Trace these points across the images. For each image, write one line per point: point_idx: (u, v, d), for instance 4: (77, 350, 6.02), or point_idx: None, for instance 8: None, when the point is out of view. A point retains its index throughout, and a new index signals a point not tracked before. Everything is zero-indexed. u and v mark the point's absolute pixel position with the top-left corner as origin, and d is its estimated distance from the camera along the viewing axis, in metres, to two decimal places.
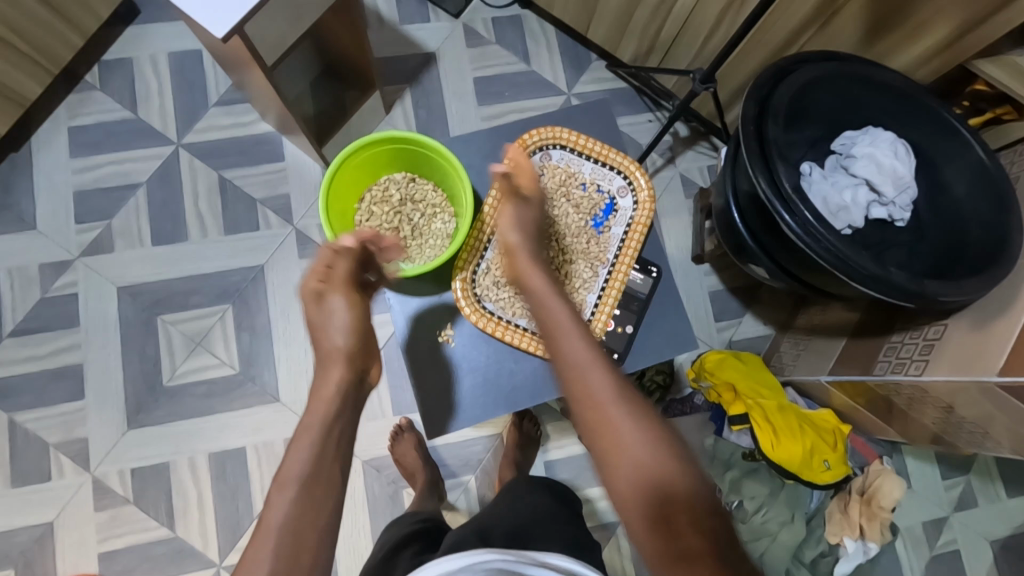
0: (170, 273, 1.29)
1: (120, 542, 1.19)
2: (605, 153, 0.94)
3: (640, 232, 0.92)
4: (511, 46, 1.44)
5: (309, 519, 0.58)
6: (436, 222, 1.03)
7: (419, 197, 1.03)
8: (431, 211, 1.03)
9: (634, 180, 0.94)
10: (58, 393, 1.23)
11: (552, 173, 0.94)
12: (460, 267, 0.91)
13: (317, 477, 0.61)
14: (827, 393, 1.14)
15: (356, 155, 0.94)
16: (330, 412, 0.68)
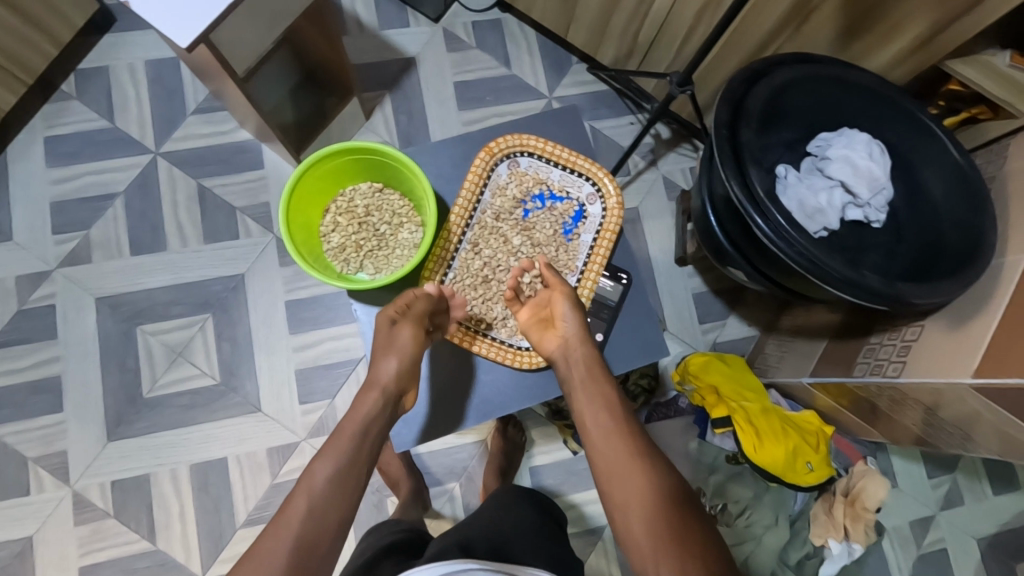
0: (149, 283, 1.28)
1: (102, 556, 1.18)
2: (573, 159, 0.93)
3: (609, 239, 0.92)
4: (491, 51, 1.44)
5: (325, 519, 0.63)
6: (403, 231, 1.03)
7: (385, 207, 1.03)
8: (397, 221, 1.03)
9: (603, 186, 0.93)
10: (37, 406, 1.22)
11: (521, 181, 0.93)
12: (426, 277, 0.91)
13: (343, 482, 0.66)
14: (810, 395, 1.14)
15: (317, 167, 0.92)
16: (364, 423, 0.74)
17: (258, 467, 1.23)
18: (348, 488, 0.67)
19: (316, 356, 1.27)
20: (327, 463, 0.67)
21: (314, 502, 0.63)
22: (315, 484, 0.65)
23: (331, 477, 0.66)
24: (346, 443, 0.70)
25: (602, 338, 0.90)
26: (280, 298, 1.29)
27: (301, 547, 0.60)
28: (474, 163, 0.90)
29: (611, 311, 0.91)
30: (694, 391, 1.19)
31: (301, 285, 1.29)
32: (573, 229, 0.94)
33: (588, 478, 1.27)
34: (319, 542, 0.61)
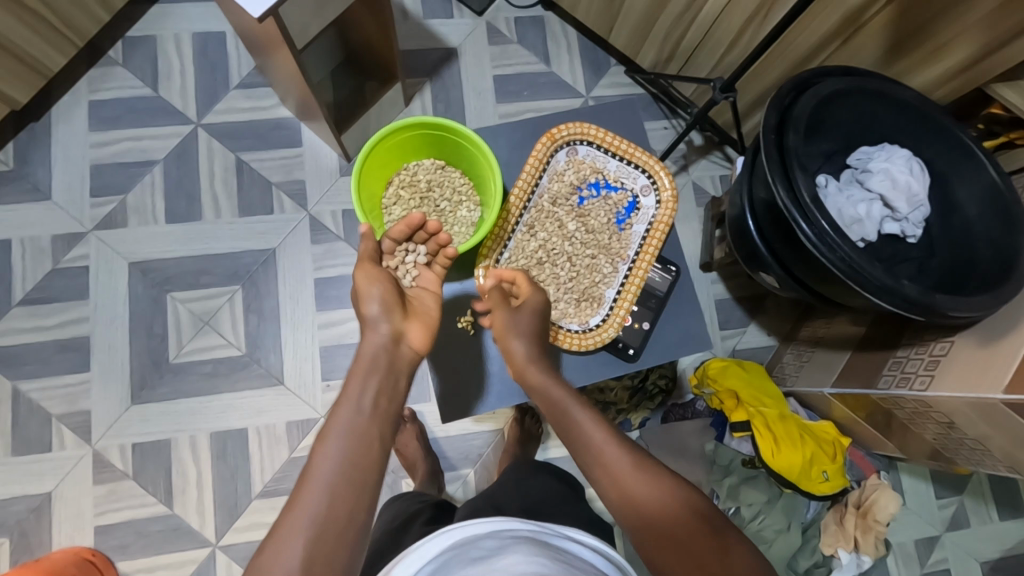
0: (181, 251, 1.29)
1: (118, 516, 1.19)
2: (631, 151, 0.95)
3: (662, 231, 0.94)
4: (532, 47, 1.46)
5: (342, 507, 0.60)
6: (461, 209, 1.04)
7: (446, 184, 1.05)
8: (457, 198, 1.05)
9: (657, 179, 0.94)
10: (63, 364, 1.23)
11: (578, 169, 0.96)
12: (483, 255, 0.93)
13: (356, 462, 0.63)
14: (828, 405, 1.15)
15: (390, 138, 0.95)
16: (379, 389, 0.71)
17: (276, 440, 1.24)
18: (366, 469, 0.63)
19: (340, 335, 1.28)
20: (340, 441, 0.64)
21: (331, 487, 0.60)
22: (324, 468, 0.61)
23: (346, 458, 0.63)
24: (360, 417, 0.67)
25: (648, 327, 0.93)
26: (308, 275, 1.30)
27: (321, 535, 0.57)
28: (535, 148, 0.91)
29: (659, 301, 0.94)
30: (713, 394, 1.22)
31: (329, 263, 1.31)
32: (625, 219, 0.96)
33: None
34: (342, 528, 0.58)
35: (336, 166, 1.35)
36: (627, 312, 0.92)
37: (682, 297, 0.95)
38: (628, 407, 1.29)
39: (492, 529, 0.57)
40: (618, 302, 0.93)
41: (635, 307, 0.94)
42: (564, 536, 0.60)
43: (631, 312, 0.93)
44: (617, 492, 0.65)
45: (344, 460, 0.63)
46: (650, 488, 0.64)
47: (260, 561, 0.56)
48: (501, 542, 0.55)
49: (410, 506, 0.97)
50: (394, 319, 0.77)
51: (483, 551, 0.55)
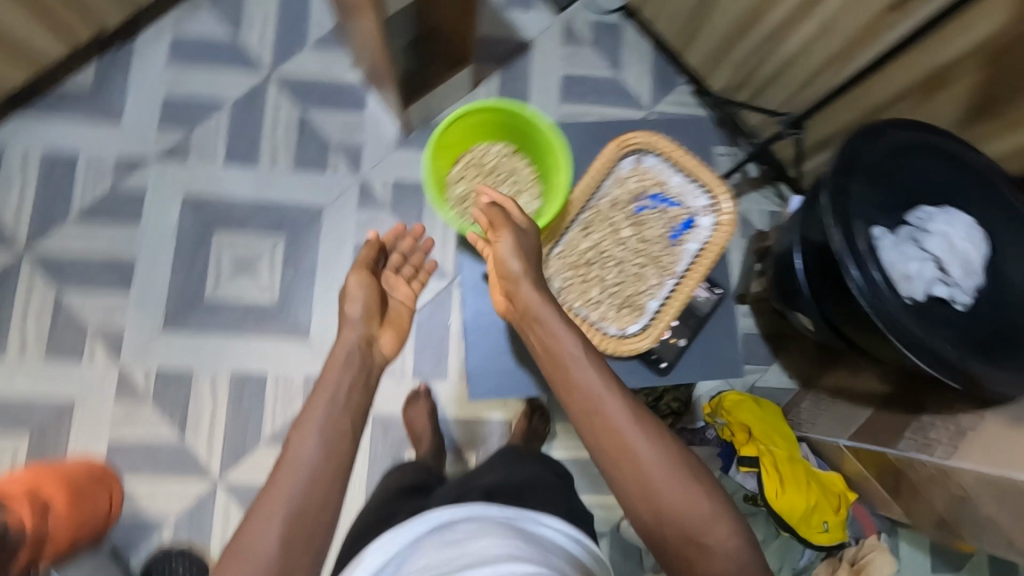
0: (234, 194, 1.33)
1: (133, 435, 1.23)
2: (698, 168, 0.93)
3: (714, 254, 0.91)
4: (604, 52, 1.46)
5: (320, 492, 0.65)
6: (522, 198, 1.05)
7: (512, 171, 1.06)
8: (519, 187, 1.05)
9: (719, 200, 0.92)
10: (106, 282, 1.28)
11: (640, 179, 0.97)
12: None
13: (333, 449, 0.68)
14: (840, 456, 1.15)
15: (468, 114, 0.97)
16: (348, 376, 0.76)
17: (292, 391, 1.27)
18: (340, 462, 0.68)
19: None
20: (320, 424, 0.70)
21: (314, 471, 0.66)
22: (303, 449, 0.67)
23: (324, 447, 0.68)
24: (335, 413, 0.71)
25: (684, 344, 0.93)
26: (349, 238, 1.33)
27: (299, 518, 0.63)
28: (603, 151, 0.93)
29: (699, 320, 0.94)
30: (724, 426, 1.20)
31: (372, 230, 1.34)
32: (679, 235, 0.95)
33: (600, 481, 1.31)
34: (317, 511, 0.64)
35: (394, 136, 1.38)
36: (665, 327, 0.91)
37: (720, 321, 0.96)
38: None
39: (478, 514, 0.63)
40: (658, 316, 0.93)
41: (675, 323, 0.93)
42: (536, 522, 0.66)
43: (670, 327, 0.93)
44: (647, 472, 0.69)
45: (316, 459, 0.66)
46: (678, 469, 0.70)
47: (239, 540, 0.61)
48: (475, 526, 0.61)
49: (412, 476, 0.99)
50: (370, 326, 0.85)
51: (457, 535, 0.60)
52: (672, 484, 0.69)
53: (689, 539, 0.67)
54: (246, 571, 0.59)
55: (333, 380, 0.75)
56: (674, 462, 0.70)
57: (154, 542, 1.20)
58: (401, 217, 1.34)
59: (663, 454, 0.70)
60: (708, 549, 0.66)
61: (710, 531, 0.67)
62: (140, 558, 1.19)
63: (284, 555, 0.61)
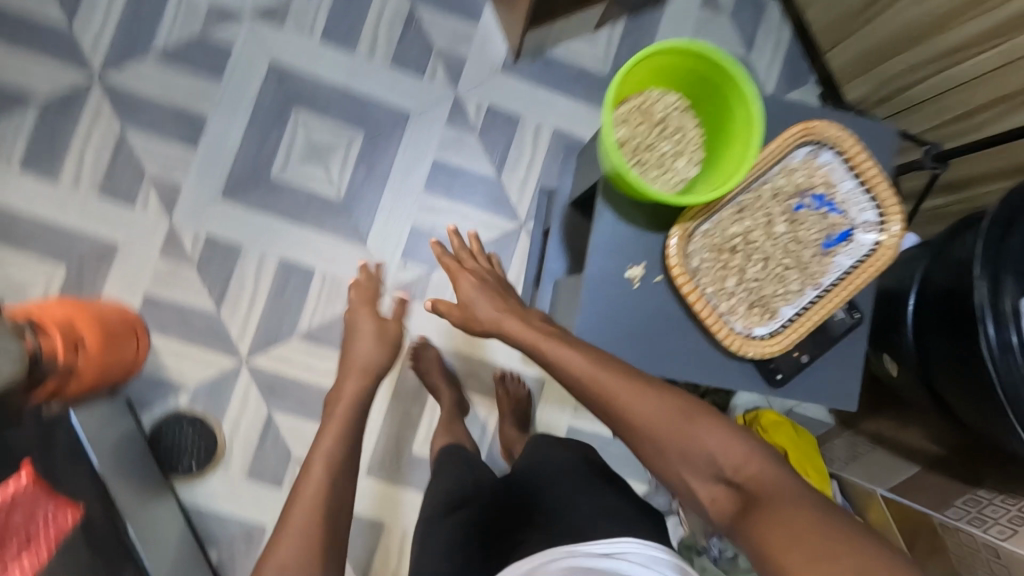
0: (322, 75, 1.25)
1: (169, 295, 1.20)
2: (878, 180, 0.80)
3: (870, 275, 0.80)
4: (741, 26, 1.35)
5: (336, 505, 0.74)
6: (681, 162, 0.86)
7: (678, 129, 0.86)
8: (680, 149, 0.86)
9: (889, 220, 0.80)
10: (174, 132, 1.21)
11: (809, 175, 0.83)
12: (685, 217, 0.81)
13: (337, 465, 0.77)
14: (867, 503, 1.10)
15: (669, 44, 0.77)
16: (344, 404, 0.88)
17: (336, 293, 1.23)
18: (346, 476, 0.77)
19: (435, 224, 1.26)
20: (325, 452, 0.79)
21: (324, 485, 0.74)
22: (315, 471, 0.76)
23: (330, 466, 0.76)
24: (331, 436, 0.81)
25: (807, 360, 0.84)
26: (429, 153, 1.26)
27: (321, 526, 0.70)
28: (784, 132, 0.80)
29: (829, 339, 0.85)
30: None
31: (455, 151, 1.26)
32: (833, 245, 0.83)
33: (615, 461, 1.30)
34: (337, 521, 0.72)
35: (501, 58, 1.28)
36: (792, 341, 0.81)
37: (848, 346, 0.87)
38: None
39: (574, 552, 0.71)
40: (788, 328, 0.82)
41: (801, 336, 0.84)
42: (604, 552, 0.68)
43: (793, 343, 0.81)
44: (653, 426, 0.71)
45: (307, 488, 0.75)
46: (680, 423, 0.71)
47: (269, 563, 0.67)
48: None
49: None
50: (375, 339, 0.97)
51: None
52: (675, 431, 0.70)
53: (717, 478, 0.68)
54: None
55: (333, 419, 0.85)
56: (672, 414, 0.71)
57: (169, 405, 1.19)
58: (487, 145, 1.27)
59: (655, 406, 0.71)
60: (744, 483, 0.67)
61: (731, 463, 0.68)
62: (153, 416, 1.19)
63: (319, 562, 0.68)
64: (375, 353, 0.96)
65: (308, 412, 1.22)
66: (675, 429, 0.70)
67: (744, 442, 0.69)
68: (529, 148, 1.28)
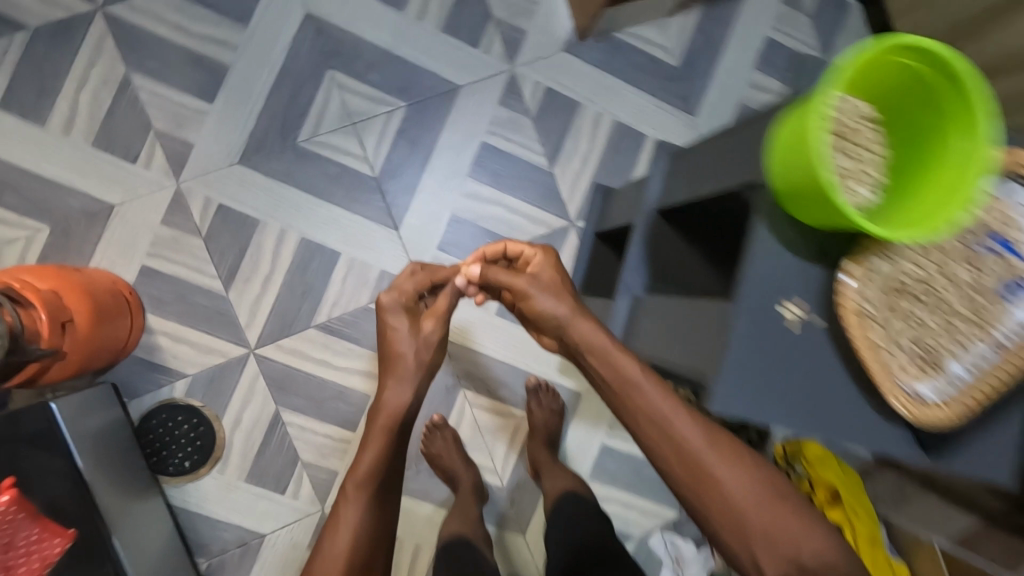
0: (365, 33, 1.09)
1: (169, 269, 1.04)
2: None
3: None
4: (820, 30, 1.24)
5: (369, 536, 0.68)
6: (857, 184, 0.51)
7: (853, 150, 0.52)
8: (857, 166, 0.51)
9: None
10: (187, 82, 1.05)
11: (988, 215, 0.52)
12: (858, 255, 0.53)
13: (376, 497, 0.71)
14: (918, 550, 1.07)
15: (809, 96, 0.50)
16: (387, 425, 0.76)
17: (362, 282, 1.09)
18: (381, 501, 0.71)
19: (479, 214, 1.13)
20: (355, 502, 0.69)
21: (358, 532, 0.68)
22: (353, 512, 0.69)
23: (365, 497, 0.70)
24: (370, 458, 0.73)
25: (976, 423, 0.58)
26: (479, 132, 1.13)
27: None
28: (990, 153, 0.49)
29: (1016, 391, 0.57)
30: (806, 478, 1.11)
31: (506, 134, 1.14)
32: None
33: (644, 487, 1.20)
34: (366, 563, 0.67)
35: (564, 36, 1.16)
36: (974, 405, 0.52)
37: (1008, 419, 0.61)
38: None
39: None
40: (966, 388, 0.52)
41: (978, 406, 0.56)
42: None
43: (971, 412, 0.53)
44: (737, 490, 0.60)
45: (364, 528, 0.68)
46: (763, 486, 0.61)
47: None
48: None
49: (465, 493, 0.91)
50: (412, 341, 0.79)
51: None
52: (763, 507, 0.60)
53: (790, 560, 0.57)
54: None
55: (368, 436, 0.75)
56: (748, 474, 0.61)
57: (162, 394, 1.05)
58: (543, 131, 1.15)
59: (738, 473, 0.61)
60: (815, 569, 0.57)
61: (804, 546, 0.58)
62: (142, 405, 1.04)
63: None
64: (422, 346, 0.80)
65: (321, 413, 1.09)
66: (757, 502, 0.60)
67: (816, 524, 0.59)
68: (586, 139, 1.16)
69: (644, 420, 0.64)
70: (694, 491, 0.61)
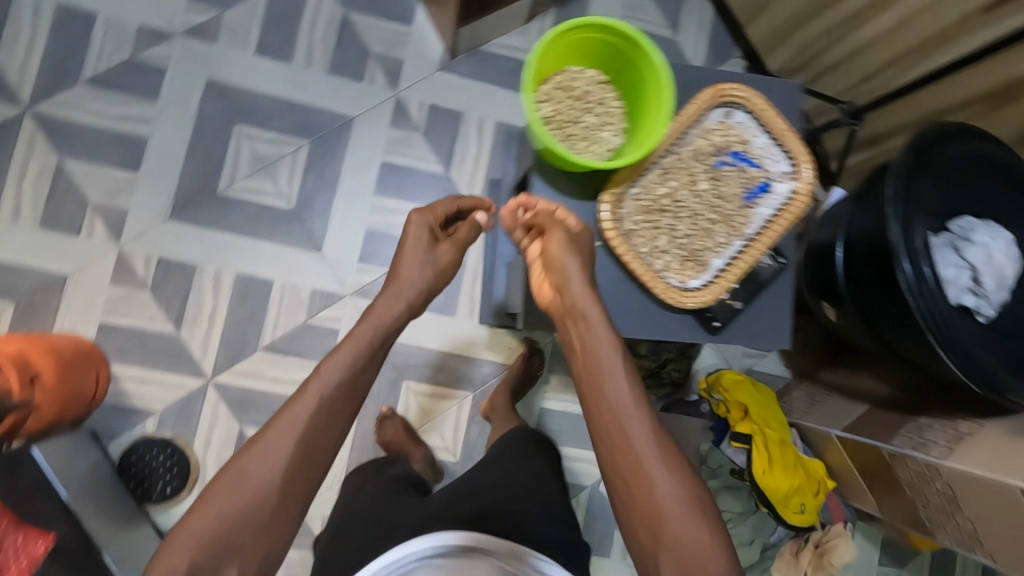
0: (262, 88, 1.25)
1: (124, 321, 1.18)
2: (788, 133, 0.81)
3: (789, 221, 0.81)
4: (666, 10, 1.40)
5: (319, 434, 0.71)
6: (603, 131, 0.88)
7: (595, 103, 0.88)
8: (601, 121, 0.88)
9: (800, 167, 0.81)
10: (113, 158, 1.20)
11: (725, 134, 0.83)
12: (613, 181, 0.81)
13: (334, 398, 0.73)
14: (827, 446, 1.19)
15: (560, 43, 0.82)
16: (371, 341, 0.78)
17: (297, 302, 1.23)
18: (341, 404, 0.73)
19: (391, 225, 1.27)
20: (317, 389, 0.73)
21: (306, 431, 0.70)
22: (300, 412, 0.70)
23: (320, 396, 0.72)
24: (333, 367, 0.74)
25: (740, 307, 0.82)
26: (377, 154, 1.28)
27: (280, 480, 0.68)
28: (697, 96, 0.80)
29: (757, 284, 0.83)
30: (721, 402, 1.23)
31: (402, 151, 1.28)
32: (753, 197, 0.83)
33: (585, 439, 1.32)
34: (308, 452, 0.70)
35: (438, 58, 1.31)
36: (727, 287, 0.80)
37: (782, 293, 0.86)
38: None
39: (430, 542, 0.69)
40: (721, 275, 0.82)
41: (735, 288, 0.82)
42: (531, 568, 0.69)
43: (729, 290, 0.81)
44: (661, 486, 0.67)
45: (295, 452, 0.69)
46: (686, 497, 0.67)
47: (217, 483, 0.67)
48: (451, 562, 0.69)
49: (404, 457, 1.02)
50: (432, 262, 0.88)
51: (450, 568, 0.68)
52: (682, 516, 0.66)
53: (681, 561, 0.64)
54: (241, 488, 0.66)
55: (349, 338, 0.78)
56: (681, 487, 0.67)
57: (135, 432, 1.17)
58: (434, 143, 1.29)
59: (669, 478, 0.68)
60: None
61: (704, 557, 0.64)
62: (119, 445, 1.17)
63: (286, 476, 0.68)
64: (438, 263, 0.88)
65: None
66: (680, 510, 0.66)
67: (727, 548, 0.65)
68: (475, 144, 1.31)
69: (604, 404, 0.72)
70: (619, 476, 0.69)
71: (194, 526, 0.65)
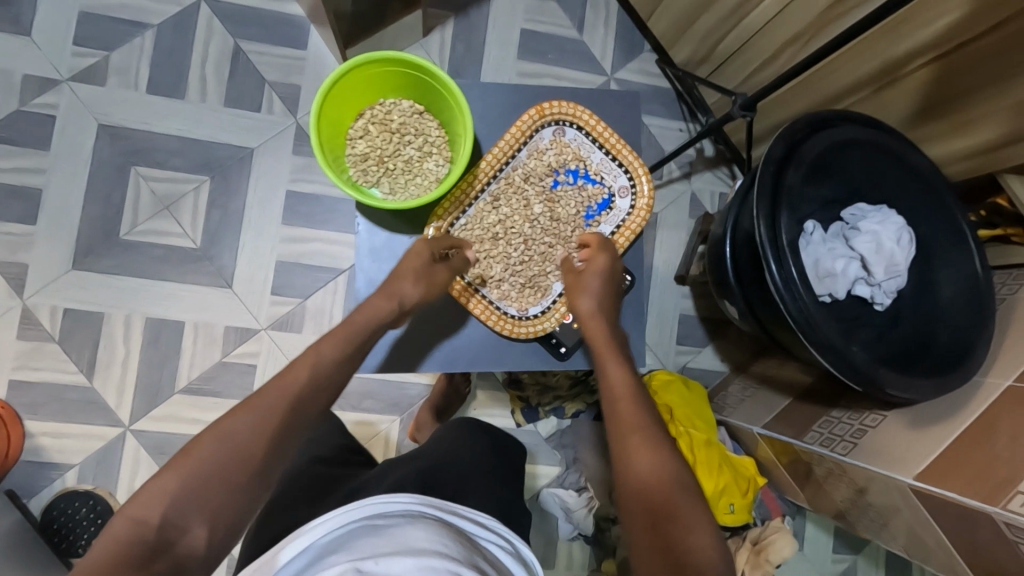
0: (157, 127, 1.23)
1: (35, 375, 1.17)
2: (619, 148, 0.94)
3: (627, 237, 0.95)
4: (570, 9, 1.37)
5: (265, 430, 0.59)
6: (428, 160, 1.01)
7: (418, 130, 0.99)
8: (426, 148, 1.00)
9: (637, 183, 0.95)
10: (10, 211, 1.18)
11: (559, 152, 0.94)
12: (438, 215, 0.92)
13: (300, 397, 0.63)
14: (754, 443, 1.16)
15: (367, 67, 0.87)
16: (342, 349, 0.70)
17: (211, 341, 1.22)
18: (311, 401, 0.64)
19: (301, 254, 1.25)
20: (304, 386, 0.65)
21: (274, 418, 0.60)
22: (286, 388, 0.63)
23: (296, 400, 0.63)
24: (315, 362, 0.67)
25: None
26: (282, 183, 1.25)
27: (228, 475, 0.56)
28: (522, 118, 0.90)
29: None
30: None
31: (307, 178, 1.26)
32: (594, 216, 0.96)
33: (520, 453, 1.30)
34: (265, 453, 0.58)
35: None
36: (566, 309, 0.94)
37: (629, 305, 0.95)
38: (566, 396, 1.25)
39: (392, 506, 0.54)
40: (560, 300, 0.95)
41: None
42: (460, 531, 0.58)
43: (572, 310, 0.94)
44: (683, 506, 0.63)
45: (280, 416, 0.61)
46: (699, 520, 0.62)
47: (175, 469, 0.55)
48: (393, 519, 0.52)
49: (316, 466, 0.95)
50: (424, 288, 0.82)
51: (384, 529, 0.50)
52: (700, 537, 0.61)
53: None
54: (196, 472, 0.54)
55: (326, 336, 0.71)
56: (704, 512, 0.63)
57: (56, 487, 1.16)
58: None
59: (693, 504, 0.63)
60: None
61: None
62: (40, 500, 1.15)
63: (244, 449, 0.57)
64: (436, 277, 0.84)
65: None
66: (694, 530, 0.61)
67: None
68: None
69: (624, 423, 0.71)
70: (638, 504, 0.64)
71: (162, 482, 0.54)
